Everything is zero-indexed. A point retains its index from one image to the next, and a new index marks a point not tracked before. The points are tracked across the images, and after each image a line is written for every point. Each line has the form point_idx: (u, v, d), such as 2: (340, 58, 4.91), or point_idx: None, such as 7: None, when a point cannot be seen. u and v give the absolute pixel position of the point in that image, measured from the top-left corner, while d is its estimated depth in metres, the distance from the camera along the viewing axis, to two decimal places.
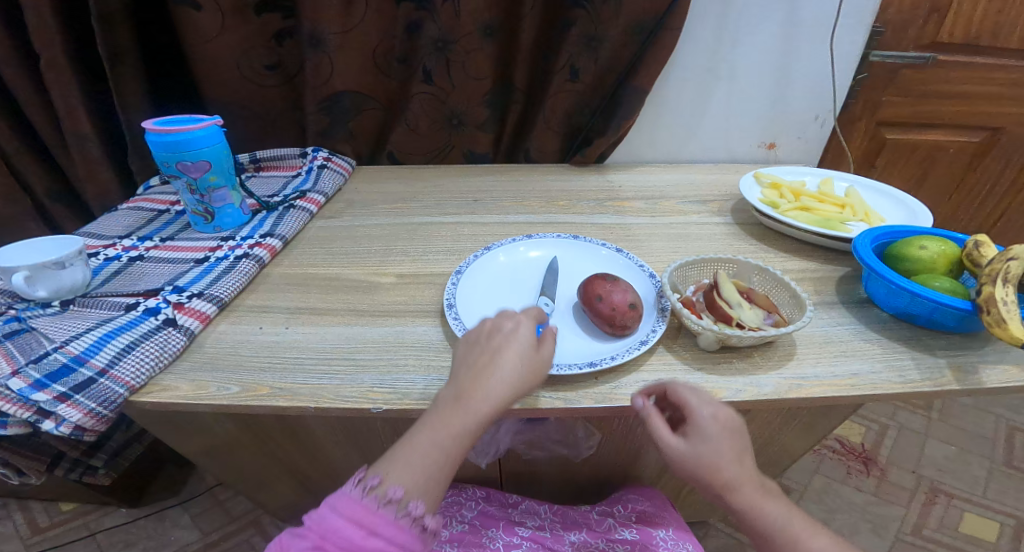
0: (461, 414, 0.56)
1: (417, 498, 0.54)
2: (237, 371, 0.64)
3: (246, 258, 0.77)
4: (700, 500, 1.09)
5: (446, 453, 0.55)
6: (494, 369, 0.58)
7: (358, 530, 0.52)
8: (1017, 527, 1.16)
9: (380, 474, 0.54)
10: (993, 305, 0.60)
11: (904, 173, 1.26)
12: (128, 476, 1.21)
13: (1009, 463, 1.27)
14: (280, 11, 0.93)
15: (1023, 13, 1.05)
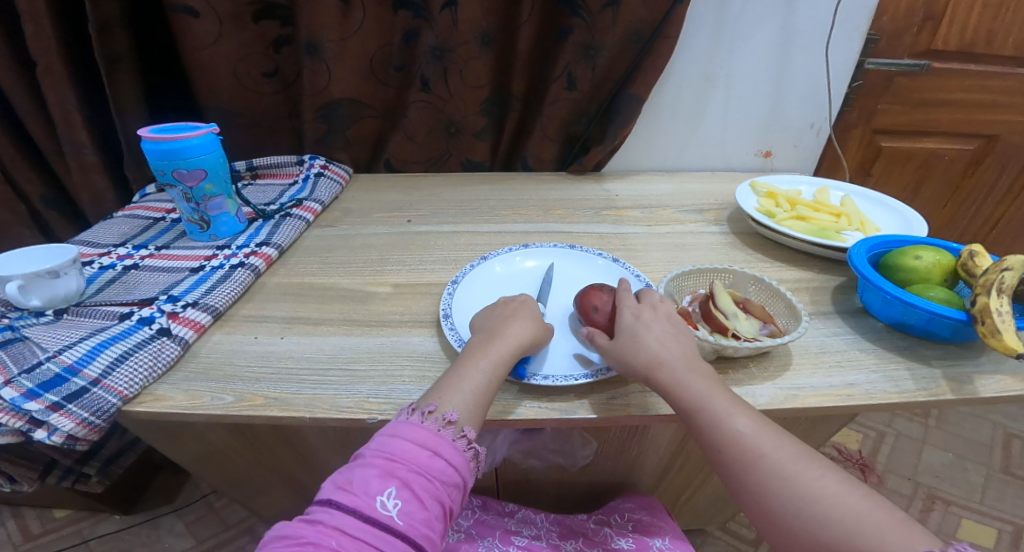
0: (497, 345, 0.61)
1: (470, 422, 0.56)
2: (232, 382, 0.63)
3: (242, 267, 0.77)
4: (697, 508, 1.09)
5: (487, 376, 0.59)
6: (514, 319, 0.64)
7: (423, 451, 0.54)
8: (1015, 534, 1.15)
9: (434, 401, 0.57)
10: (988, 315, 0.61)
11: (899, 181, 1.27)
12: (121, 484, 1.20)
13: (1006, 469, 1.27)
14: (278, 19, 0.93)
15: (1016, 22, 1.06)
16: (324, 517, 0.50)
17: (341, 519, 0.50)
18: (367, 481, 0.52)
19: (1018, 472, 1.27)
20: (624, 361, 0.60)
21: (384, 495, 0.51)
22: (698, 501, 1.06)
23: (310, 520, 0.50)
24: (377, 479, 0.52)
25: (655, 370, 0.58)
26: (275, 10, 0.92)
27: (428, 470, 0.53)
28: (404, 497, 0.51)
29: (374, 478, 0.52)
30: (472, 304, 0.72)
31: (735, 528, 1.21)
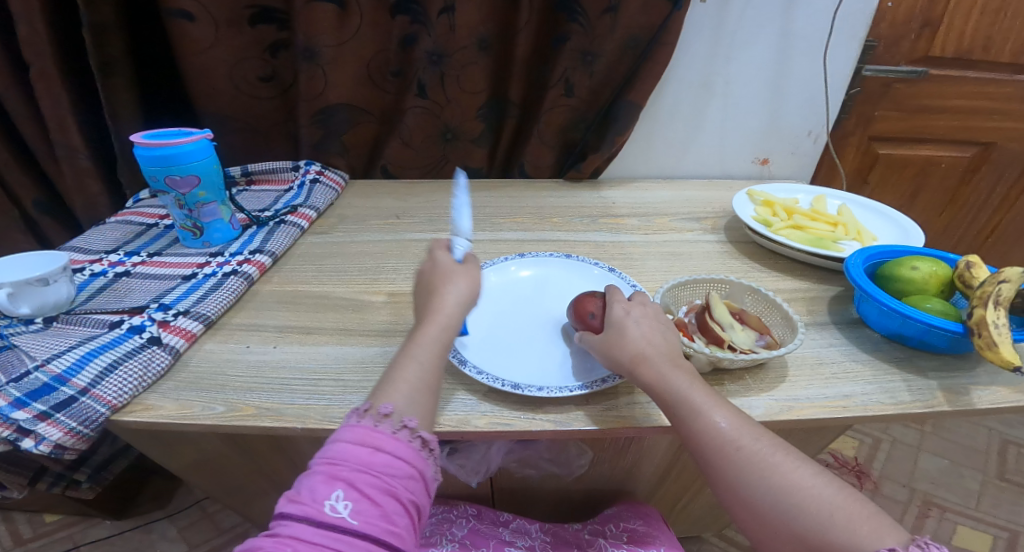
0: (430, 327, 0.61)
1: (410, 413, 0.55)
2: (223, 391, 0.63)
3: (235, 275, 0.76)
4: (693, 516, 1.08)
5: (421, 361, 0.59)
6: (443, 291, 0.63)
7: (363, 449, 0.52)
8: (1011, 540, 1.15)
9: (368, 400, 0.56)
10: (985, 328, 0.60)
11: (895, 189, 1.27)
12: (114, 488, 1.18)
13: (1002, 476, 1.27)
14: (274, 24, 0.92)
15: (1013, 29, 1.06)
16: (278, 529, 0.48)
17: (294, 527, 0.48)
18: (313, 487, 0.50)
19: (1014, 478, 1.27)
20: (622, 360, 0.59)
21: (332, 498, 0.49)
22: (694, 509, 1.06)
23: (268, 534, 0.48)
24: (322, 484, 0.50)
25: (662, 370, 0.58)
26: (271, 14, 0.91)
27: (372, 467, 0.51)
28: (353, 497, 0.49)
29: (320, 484, 0.50)
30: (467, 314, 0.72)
31: (731, 536, 1.20)
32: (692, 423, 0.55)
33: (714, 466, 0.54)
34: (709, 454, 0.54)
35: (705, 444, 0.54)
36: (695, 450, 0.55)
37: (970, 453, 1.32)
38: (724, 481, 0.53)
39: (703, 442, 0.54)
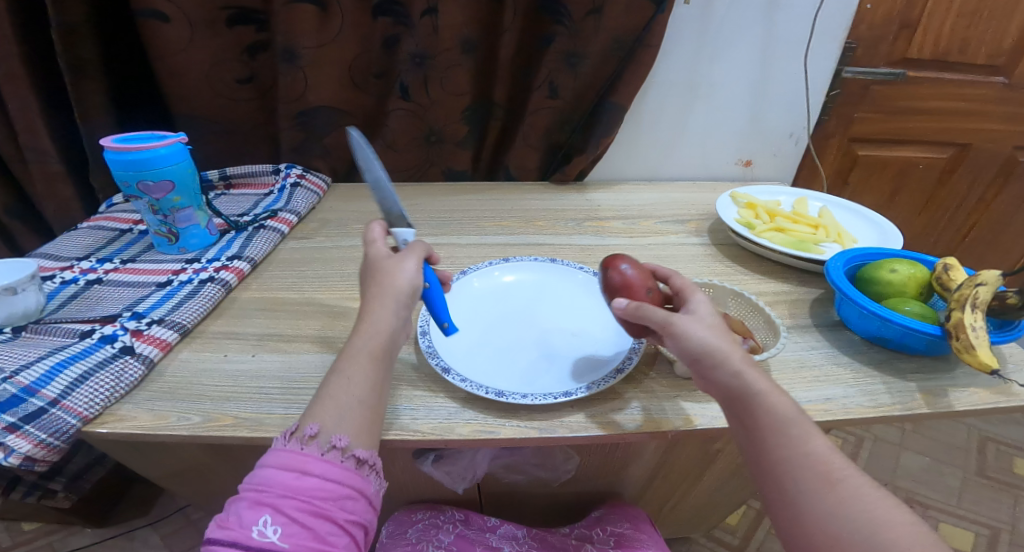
0: (357, 338, 0.56)
1: (338, 431, 0.53)
2: (199, 401, 0.61)
3: (211, 282, 0.75)
4: (680, 518, 1.08)
5: (349, 375, 0.54)
6: (377, 293, 0.57)
7: (289, 474, 0.51)
8: (992, 537, 1.16)
9: (298, 421, 0.54)
10: (963, 331, 0.61)
11: (876, 189, 1.29)
12: (93, 497, 1.16)
13: (982, 473, 1.29)
14: (252, 25, 0.91)
15: (989, 31, 1.08)
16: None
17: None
18: (241, 513, 0.50)
19: (993, 475, 1.29)
20: (727, 360, 0.53)
21: (259, 524, 0.49)
22: (682, 511, 1.06)
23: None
24: (249, 510, 0.49)
25: (767, 384, 0.53)
26: (250, 15, 0.90)
27: (299, 491, 0.50)
28: (280, 522, 0.49)
29: (247, 510, 0.50)
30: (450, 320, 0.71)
31: (720, 536, 1.19)
32: (795, 445, 0.51)
33: (809, 494, 0.49)
34: (806, 480, 0.50)
35: (804, 469, 0.50)
36: (787, 474, 0.51)
37: (949, 450, 1.35)
38: (813, 511, 0.49)
39: (802, 467, 0.50)
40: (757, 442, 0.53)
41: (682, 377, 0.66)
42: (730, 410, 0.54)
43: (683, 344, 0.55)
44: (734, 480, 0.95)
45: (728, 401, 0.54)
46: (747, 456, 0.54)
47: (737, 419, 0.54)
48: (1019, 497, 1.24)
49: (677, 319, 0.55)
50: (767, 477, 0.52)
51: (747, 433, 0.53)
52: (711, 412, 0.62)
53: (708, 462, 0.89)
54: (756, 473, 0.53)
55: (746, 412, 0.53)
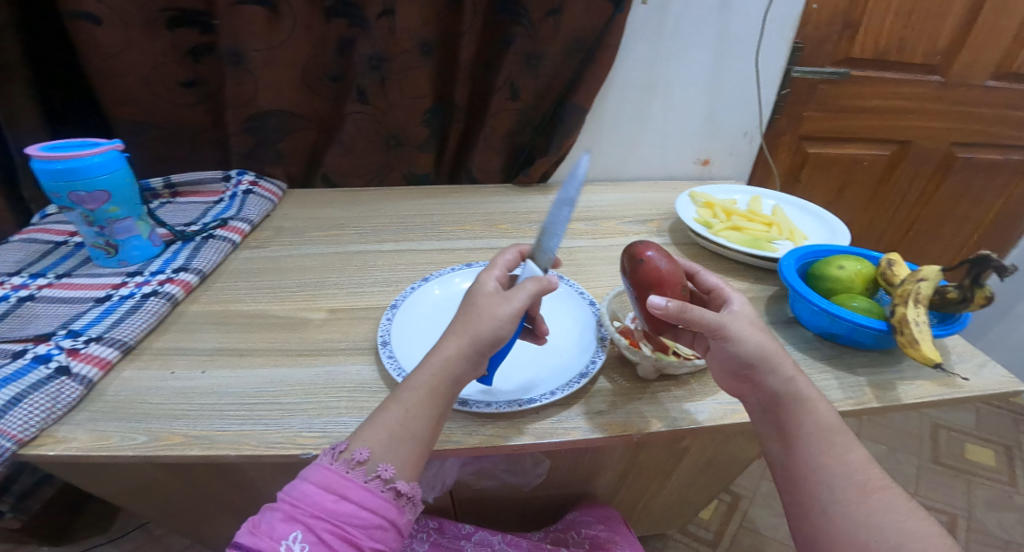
0: (421, 370, 0.56)
1: (385, 460, 0.53)
2: (146, 421, 0.59)
3: (155, 296, 0.71)
4: (652, 515, 1.10)
5: (407, 407, 0.54)
6: (460, 326, 0.56)
7: (328, 495, 0.51)
8: (949, 522, 1.22)
9: (348, 439, 0.54)
10: (906, 326, 0.64)
11: (826, 186, 1.34)
12: (46, 520, 1.10)
13: (936, 460, 1.36)
14: (196, 27, 0.87)
15: (924, 32, 1.13)
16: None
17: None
18: (273, 524, 0.51)
19: (946, 461, 1.36)
20: (783, 369, 0.57)
21: (288, 539, 0.49)
22: (654, 508, 1.08)
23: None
24: (281, 523, 0.50)
25: (814, 394, 0.58)
26: (192, 17, 0.86)
27: (334, 514, 0.51)
28: (308, 541, 0.49)
29: (279, 522, 0.51)
30: (412, 329, 0.70)
31: (694, 530, 1.22)
32: (837, 455, 0.56)
33: (845, 503, 0.54)
34: (843, 489, 0.54)
35: (843, 479, 0.55)
36: (825, 483, 0.55)
37: (904, 438, 1.41)
38: (847, 520, 0.53)
39: (841, 477, 0.55)
40: (799, 450, 0.56)
41: (643, 379, 0.66)
42: (773, 418, 0.58)
43: (733, 347, 0.57)
44: (702, 475, 0.97)
45: (776, 408, 0.58)
46: (783, 462, 0.58)
47: (780, 426, 0.58)
48: (970, 482, 1.31)
49: (729, 323, 0.57)
50: (803, 485, 0.56)
51: (788, 441, 0.57)
52: (672, 413, 0.63)
53: (676, 460, 0.91)
54: (790, 480, 0.57)
55: (794, 420, 0.57)
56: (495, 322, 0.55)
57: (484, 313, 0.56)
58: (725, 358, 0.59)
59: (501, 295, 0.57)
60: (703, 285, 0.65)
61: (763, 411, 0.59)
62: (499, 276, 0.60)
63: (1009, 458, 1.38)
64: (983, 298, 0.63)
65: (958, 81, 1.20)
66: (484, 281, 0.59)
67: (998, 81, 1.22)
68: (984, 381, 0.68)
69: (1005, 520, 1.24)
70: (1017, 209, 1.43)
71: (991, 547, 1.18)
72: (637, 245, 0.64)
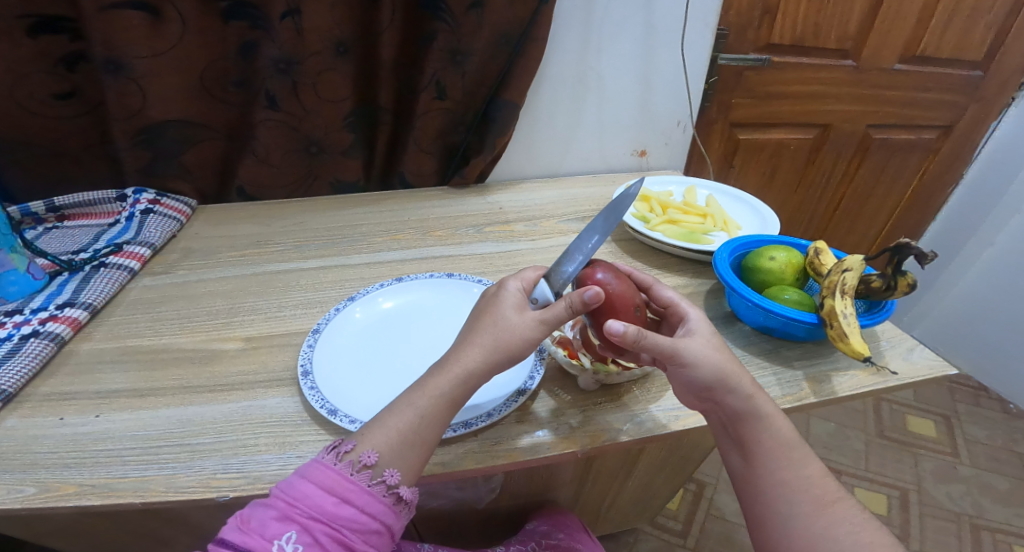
0: (440, 376, 0.55)
1: (392, 465, 0.52)
2: (33, 471, 0.54)
3: (36, 337, 0.65)
4: (616, 514, 1.09)
5: (421, 413, 0.53)
6: (481, 334, 0.56)
7: (330, 497, 0.49)
8: (902, 498, 1.27)
9: (354, 440, 0.53)
10: (836, 319, 0.65)
11: (757, 171, 1.36)
12: None
13: (882, 434, 1.43)
14: (66, 34, 0.79)
15: (837, 18, 1.16)
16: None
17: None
18: (265, 523, 0.48)
19: (890, 435, 1.43)
20: (742, 386, 0.56)
21: (282, 539, 0.47)
22: (618, 508, 1.07)
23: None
24: (275, 522, 0.48)
25: (773, 409, 0.58)
26: (58, 24, 0.78)
27: (333, 517, 0.49)
28: (303, 542, 0.47)
29: (273, 520, 0.48)
30: (338, 355, 0.65)
31: (664, 522, 1.22)
32: (794, 471, 0.56)
33: (803, 518, 0.55)
34: (801, 504, 0.55)
35: (801, 494, 0.56)
36: (782, 496, 0.56)
37: (851, 415, 1.48)
38: (805, 535, 0.54)
39: (799, 492, 0.56)
40: (759, 466, 0.57)
41: (586, 390, 0.65)
42: (733, 434, 0.58)
43: (691, 372, 0.56)
44: (661, 472, 0.96)
45: (736, 426, 0.58)
46: (744, 477, 0.58)
47: (741, 442, 0.58)
48: (915, 454, 1.38)
49: (684, 347, 0.56)
50: (762, 501, 0.57)
51: (747, 457, 0.58)
52: (617, 425, 0.61)
53: (632, 461, 0.90)
54: (750, 495, 0.58)
55: (752, 436, 0.57)
56: (522, 331, 0.55)
57: (512, 323, 0.55)
58: (684, 382, 0.57)
59: (529, 313, 0.56)
60: (659, 300, 0.63)
61: (725, 428, 0.59)
62: (519, 285, 0.59)
63: (948, 427, 1.46)
64: (907, 285, 0.66)
65: (870, 66, 1.25)
66: (506, 288, 0.58)
67: (904, 65, 1.28)
68: (916, 366, 0.70)
69: (953, 491, 1.30)
70: (932, 186, 1.51)
71: (941, 519, 1.24)
72: (585, 274, 0.60)
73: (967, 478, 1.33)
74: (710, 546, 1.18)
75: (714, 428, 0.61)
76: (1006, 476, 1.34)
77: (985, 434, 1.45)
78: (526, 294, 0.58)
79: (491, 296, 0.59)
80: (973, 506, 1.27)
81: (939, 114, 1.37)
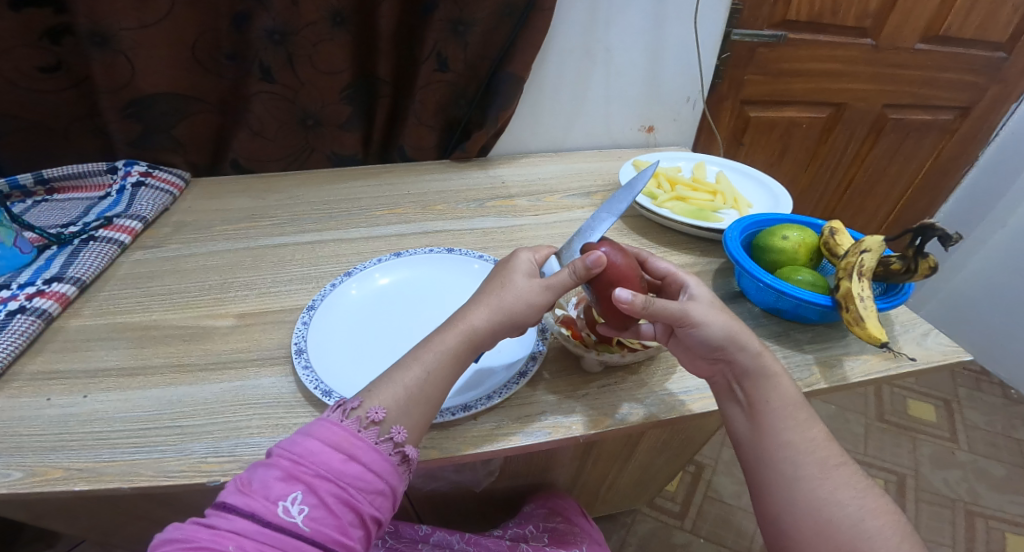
0: (446, 333, 0.54)
1: (398, 422, 0.50)
2: (19, 454, 0.53)
3: (22, 314, 0.64)
4: (614, 495, 1.08)
5: (428, 370, 0.52)
6: (489, 298, 0.55)
7: (337, 454, 0.46)
8: (899, 482, 1.26)
9: (360, 397, 0.50)
10: (852, 302, 0.62)
11: (767, 149, 1.32)
12: None
13: (882, 417, 1.41)
14: (49, 4, 0.75)
15: None
16: (218, 521, 0.43)
17: (237, 523, 0.43)
18: (268, 483, 0.45)
19: (891, 419, 1.41)
20: (748, 346, 0.55)
21: (287, 500, 0.44)
22: (617, 489, 1.06)
23: (207, 523, 0.44)
24: (278, 483, 0.45)
25: (779, 369, 0.56)
26: None
27: (340, 476, 0.46)
28: (309, 503, 0.44)
29: (276, 481, 0.45)
30: (332, 334, 0.63)
31: (662, 504, 1.21)
32: (801, 432, 0.54)
33: (808, 480, 0.52)
34: (806, 466, 0.53)
35: (806, 455, 0.53)
36: (789, 460, 0.53)
37: (853, 399, 1.46)
38: (810, 497, 0.51)
39: (804, 453, 0.53)
40: (766, 427, 0.54)
41: (590, 372, 0.63)
42: (741, 395, 0.56)
43: (699, 333, 0.55)
44: (661, 455, 0.95)
45: (743, 386, 0.56)
46: (748, 440, 0.56)
47: (748, 403, 0.55)
48: (915, 439, 1.36)
49: (692, 309, 0.55)
50: (767, 463, 0.54)
51: (754, 418, 0.55)
52: (620, 411, 0.59)
53: (633, 444, 0.88)
54: (756, 458, 0.55)
55: (759, 396, 0.55)
56: (525, 294, 0.54)
57: (518, 288, 0.55)
58: (690, 344, 0.56)
59: (536, 280, 0.55)
60: (655, 272, 0.61)
61: (731, 389, 0.57)
62: (531, 257, 0.58)
63: (949, 412, 1.44)
64: (928, 268, 0.62)
65: (888, 45, 1.20)
66: (517, 257, 0.57)
67: (925, 44, 1.22)
68: (930, 352, 0.68)
69: (951, 477, 1.28)
70: (948, 167, 1.46)
71: (937, 505, 1.23)
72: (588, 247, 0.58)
73: (964, 464, 1.31)
74: (707, 528, 1.17)
75: (719, 392, 0.58)
76: (1003, 462, 1.32)
77: (984, 419, 1.43)
78: (538, 266, 0.58)
79: (503, 263, 0.58)
80: (969, 492, 1.26)
81: (959, 94, 1.32)
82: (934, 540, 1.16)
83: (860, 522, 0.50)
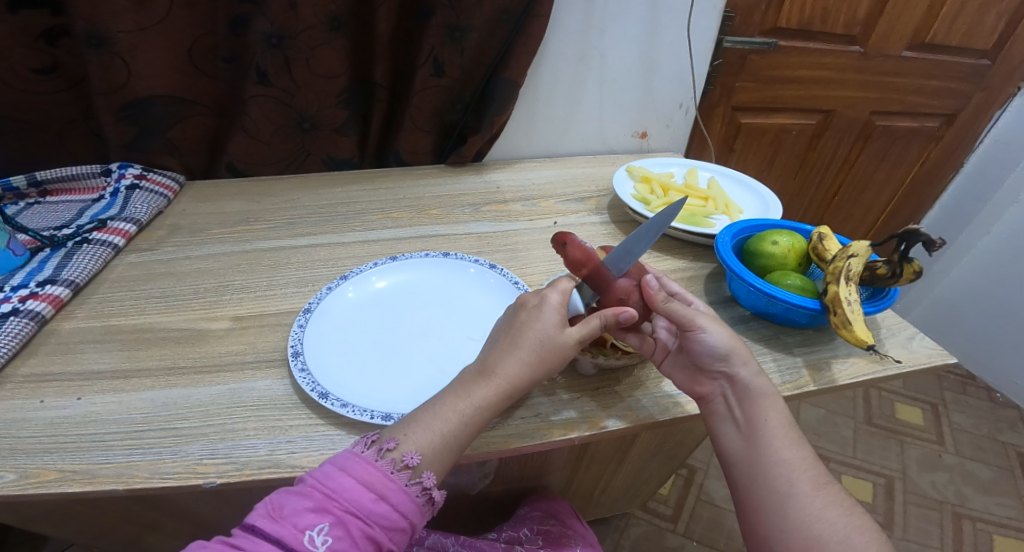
0: (484, 385, 0.54)
1: (428, 467, 0.50)
2: (11, 456, 0.53)
3: (15, 316, 0.64)
4: (608, 499, 1.09)
5: (466, 420, 0.52)
6: (519, 349, 0.54)
7: (367, 493, 0.47)
8: (887, 486, 1.28)
9: (396, 438, 0.51)
10: (840, 306, 0.64)
11: (757, 156, 1.34)
12: None
13: (870, 420, 1.43)
14: (45, 7, 0.75)
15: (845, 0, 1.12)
16: (245, 543, 0.44)
17: (263, 547, 0.44)
18: (298, 511, 0.45)
19: (878, 423, 1.43)
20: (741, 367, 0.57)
21: (313, 530, 0.45)
22: (611, 493, 1.06)
23: (233, 544, 0.44)
24: (309, 513, 0.45)
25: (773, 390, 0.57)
26: None
27: (369, 513, 0.46)
28: (335, 535, 0.45)
29: (306, 511, 0.45)
30: (329, 338, 0.63)
31: (655, 507, 1.22)
32: (794, 449, 0.55)
33: (800, 497, 0.53)
34: (799, 483, 0.54)
35: (799, 473, 0.54)
36: (784, 476, 0.54)
37: (842, 402, 1.48)
38: (801, 514, 0.52)
39: (798, 470, 0.54)
40: (760, 444, 0.56)
41: (583, 374, 0.64)
42: (735, 414, 0.57)
43: (709, 345, 0.57)
44: (655, 458, 0.95)
45: (742, 406, 0.57)
46: (743, 458, 0.56)
47: (745, 422, 0.57)
48: (902, 442, 1.38)
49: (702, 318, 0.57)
50: (760, 479, 0.55)
51: (748, 434, 0.56)
52: (614, 413, 0.60)
53: (626, 447, 0.89)
54: (748, 473, 0.56)
55: (757, 414, 0.56)
56: (564, 351, 0.54)
57: (559, 346, 0.54)
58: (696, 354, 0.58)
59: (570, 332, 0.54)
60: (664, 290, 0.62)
61: (727, 407, 0.58)
62: (559, 302, 0.56)
63: (937, 415, 1.46)
64: (912, 273, 0.64)
65: (875, 52, 1.22)
66: (548, 301, 0.56)
67: (911, 52, 1.24)
68: (915, 355, 0.69)
69: (937, 480, 1.30)
70: (933, 172, 1.48)
71: (924, 508, 1.24)
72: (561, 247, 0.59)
73: (950, 467, 1.33)
74: (699, 531, 1.18)
75: (708, 409, 0.59)
76: (989, 465, 1.34)
77: (970, 423, 1.45)
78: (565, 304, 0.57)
79: (534, 308, 0.56)
80: (956, 494, 1.27)
81: (946, 102, 1.34)
82: (922, 543, 1.18)
83: (847, 538, 0.51)
